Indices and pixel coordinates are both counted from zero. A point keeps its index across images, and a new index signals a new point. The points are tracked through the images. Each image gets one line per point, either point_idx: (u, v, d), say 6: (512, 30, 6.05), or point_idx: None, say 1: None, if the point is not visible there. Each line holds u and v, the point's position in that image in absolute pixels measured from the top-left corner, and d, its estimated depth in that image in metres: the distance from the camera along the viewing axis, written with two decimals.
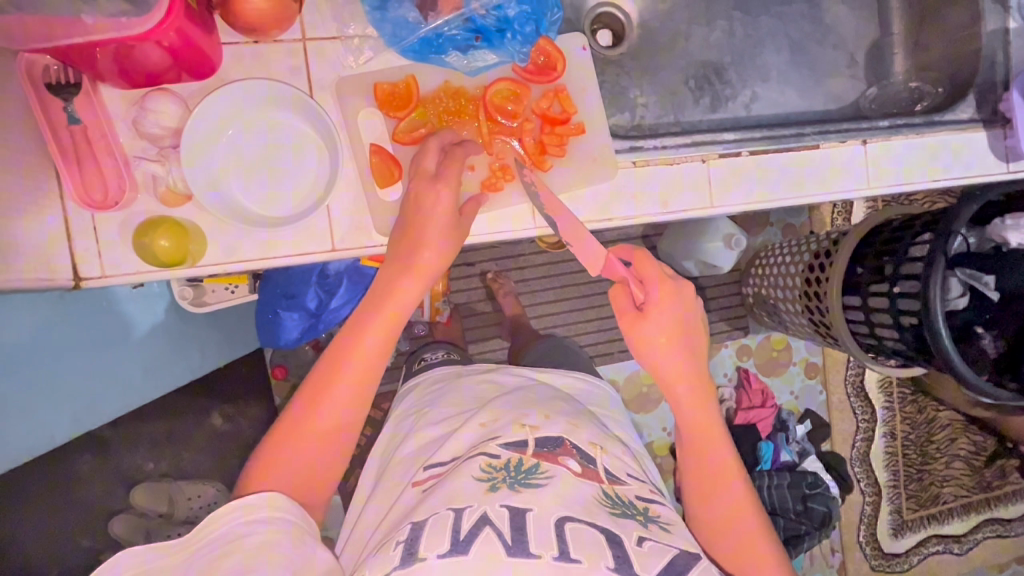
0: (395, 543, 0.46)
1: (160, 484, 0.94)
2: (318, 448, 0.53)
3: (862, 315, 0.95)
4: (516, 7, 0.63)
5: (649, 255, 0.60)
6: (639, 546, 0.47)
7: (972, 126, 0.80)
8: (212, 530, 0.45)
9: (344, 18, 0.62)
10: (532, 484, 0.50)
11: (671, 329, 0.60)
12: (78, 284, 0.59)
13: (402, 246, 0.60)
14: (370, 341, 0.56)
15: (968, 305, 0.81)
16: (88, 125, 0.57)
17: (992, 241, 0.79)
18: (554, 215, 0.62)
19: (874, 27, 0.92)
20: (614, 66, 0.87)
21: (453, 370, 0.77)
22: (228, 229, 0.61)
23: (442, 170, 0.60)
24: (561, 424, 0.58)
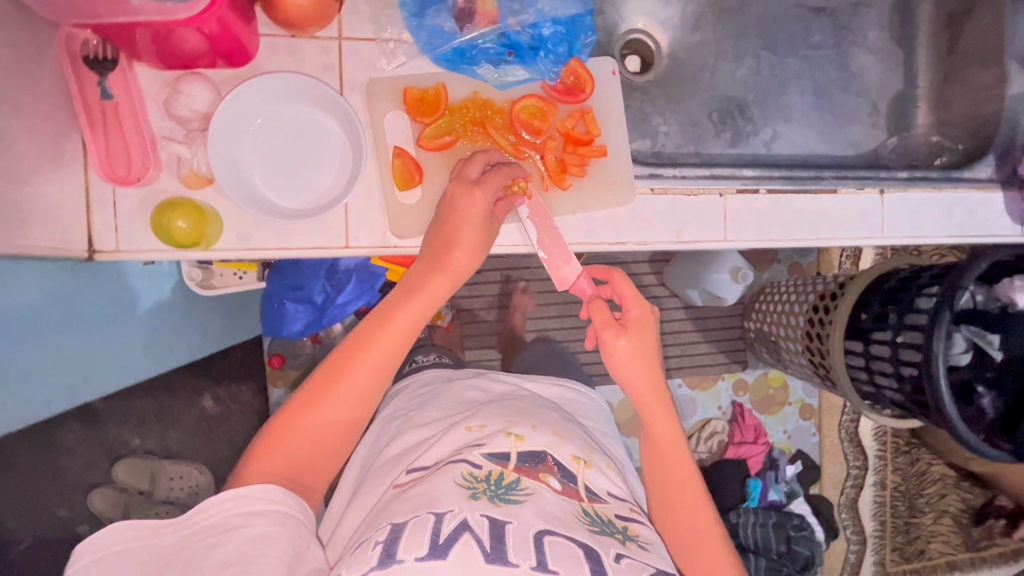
0: (374, 543, 0.45)
1: (140, 461, 1.01)
2: (322, 436, 0.56)
3: (863, 361, 0.95)
4: (551, 27, 0.66)
5: (622, 275, 0.62)
6: (616, 562, 0.47)
7: (989, 185, 0.80)
8: (209, 516, 0.46)
9: (381, 22, 0.63)
10: (511, 500, 0.49)
11: (647, 349, 0.62)
12: (91, 256, 0.59)
13: (438, 242, 0.61)
14: (388, 338, 0.57)
15: (969, 363, 0.81)
16: (120, 100, 0.57)
17: (1000, 299, 0.79)
18: (540, 224, 0.66)
19: (900, 78, 0.93)
20: (639, 93, 0.88)
21: (442, 375, 0.76)
22: (245, 215, 0.62)
23: (483, 179, 0.61)
24: (545, 434, 0.57)
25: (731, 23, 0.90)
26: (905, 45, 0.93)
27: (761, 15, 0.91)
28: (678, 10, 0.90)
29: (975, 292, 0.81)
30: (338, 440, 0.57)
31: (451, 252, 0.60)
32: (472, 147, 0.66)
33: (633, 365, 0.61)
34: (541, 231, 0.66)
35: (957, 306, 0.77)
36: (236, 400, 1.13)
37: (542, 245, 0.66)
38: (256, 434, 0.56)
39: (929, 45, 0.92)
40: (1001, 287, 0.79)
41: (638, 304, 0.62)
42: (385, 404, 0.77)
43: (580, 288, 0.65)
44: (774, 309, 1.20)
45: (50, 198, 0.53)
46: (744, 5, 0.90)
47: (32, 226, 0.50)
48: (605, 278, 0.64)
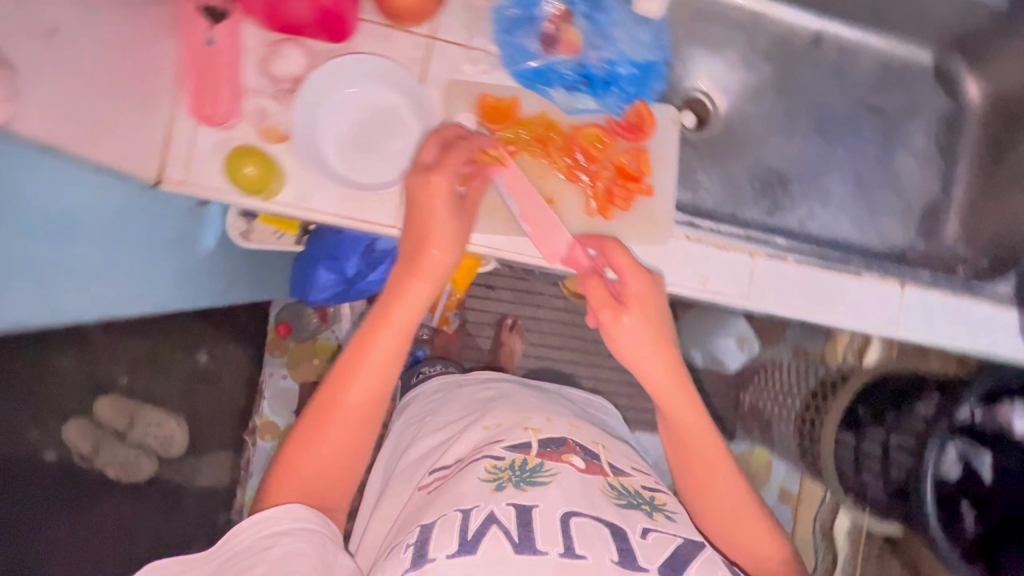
0: (406, 546, 0.51)
1: (129, 402, 1.09)
2: (336, 458, 0.60)
3: (852, 455, 0.97)
4: (627, 68, 0.72)
5: (617, 244, 0.65)
6: (643, 537, 0.51)
7: (1005, 305, 0.83)
8: (243, 539, 0.53)
9: (473, 30, 0.68)
10: (537, 482, 0.54)
11: (654, 322, 0.63)
12: (158, 182, 0.62)
13: (411, 244, 0.63)
14: (378, 358, 0.60)
15: (959, 479, 0.82)
16: (222, 49, 0.63)
17: (998, 420, 0.81)
18: (522, 199, 0.67)
19: (937, 187, 0.97)
20: (688, 147, 0.93)
21: (451, 381, 0.84)
22: (308, 176, 0.64)
23: (435, 163, 0.62)
24: (563, 426, 0.66)
25: (788, 101, 0.96)
26: (947, 156, 0.98)
27: (815, 101, 0.96)
28: (741, 79, 0.95)
29: (976, 409, 0.81)
30: (350, 457, 0.61)
31: (426, 250, 0.61)
32: (530, 161, 0.69)
33: (640, 343, 0.62)
34: (524, 201, 0.67)
35: (957, 421, 0.80)
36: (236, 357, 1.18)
37: (524, 220, 0.67)
38: (268, 468, 0.60)
39: (970, 160, 0.96)
40: (1000, 411, 0.81)
41: (635, 277, 0.64)
42: (402, 416, 0.83)
43: (574, 258, 0.66)
44: (773, 388, 1.26)
45: (140, 120, 0.57)
46: (803, 87, 0.96)
47: (114, 140, 0.54)
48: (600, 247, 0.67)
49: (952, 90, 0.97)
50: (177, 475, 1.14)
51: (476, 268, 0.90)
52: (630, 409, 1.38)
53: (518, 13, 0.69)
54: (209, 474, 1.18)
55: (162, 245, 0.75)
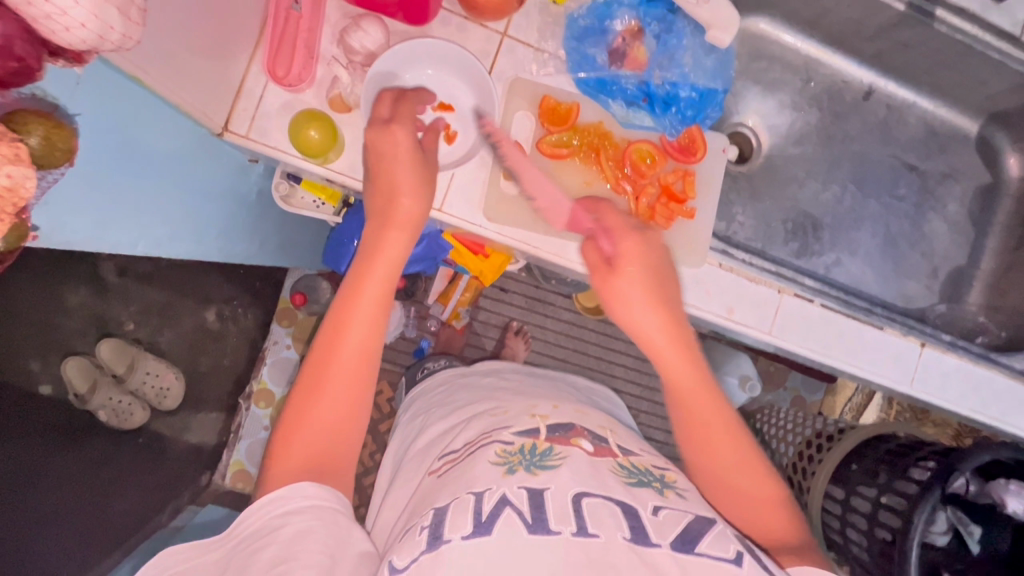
0: (420, 529, 0.51)
1: (125, 346, 1.18)
2: (329, 425, 0.55)
3: (840, 509, 0.97)
4: (688, 92, 0.71)
5: (609, 205, 0.65)
6: (655, 515, 0.51)
7: (1022, 377, 0.84)
8: (251, 523, 0.50)
9: (545, 34, 0.70)
10: (547, 465, 0.55)
11: (648, 279, 0.61)
12: (222, 133, 0.64)
13: (380, 201, 0.62)
14: (359, 312, 0.57)
15: (946, 547, 0.83)
16: (305, 14, 0.65)
17: (991, 497, 0.82)
18: (516, 167, 0.68)
19: (964, 255, 0.99)
20: (729, 180, 0.94)
21: (457, 372, 0.88)
22: (365, 147, 0.67)
23: (393, 113, 0.63)
24: (569, 412, 0.68)
25: (831, 150, 0.98)
26: (978, 227, 0.99)
27: (857, 153, 0.98)
28: (787, 121, 0.97)
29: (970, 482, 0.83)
30: (344, 422, 0.56)
31: (396, 202, 0.61)
32: (581, 167, 0.71)
33: (637, 301, 0.60)
34: (526, 174, 0.68)
35: (949, 488, 0.82)
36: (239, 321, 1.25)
37: (527, 187, 0.68)
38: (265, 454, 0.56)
39: (1000, 234, 0.98)
40: (996, 486, 0.81)
41: (626, 236, 0.63)
42: (413, 414, 0.83)
43: (576, 220, 0.68)
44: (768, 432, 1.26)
45: (219, 69, 0.58)
46: (847, 138, 0.98)
47: (193, 86, 0.55)
48: (597, 209, 0.66)
49: (992, 162, 0.99)
50: (164, 429, 1.21)
51: (504, 265, 0.89)
52: None
53: (590, 23, 0.70)
54: (198, 432, 1.24)
55: (216, 196, 0.77)
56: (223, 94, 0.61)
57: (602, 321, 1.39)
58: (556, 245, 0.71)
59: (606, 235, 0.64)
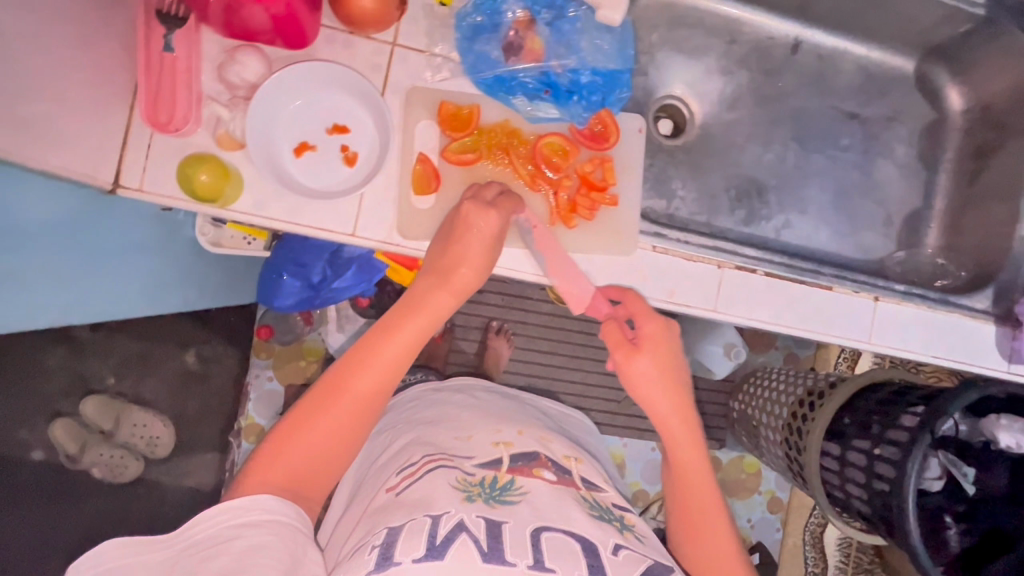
0: (370, 549, 0.50)
1: (113, 402, 1.17)
2: (320, 453, 0.55)
3: (837, 465, 0.95)
4: (590, 77, 0.71)
5: (636, 294, 0.66)
6: (614, 555, 0.52)
7: (983, 317, 0.82)
8: (204, 529, 0.48)
9: (435, 37, 0.67)
10: (506, 500, 0.55)
11: (668, 364, 0.64)
12: (113, 189, 0.61)
13: (442, 261, 0.62)
14: (390, 354, 0.58)
15: (941, 490, 0.80)
16: (179, 56, 0.62)
17: (983, 434, 0.78)
18: (545, 252, 0.68)
19: (918, 197, 0.96)
20: (665, 155, 0.91)
21: (425, 389, 0.83)
22: (265, 185, 0.64)
23: (495, 202, 0.63)
24: (535, 441, 0.67)
25: (768, 109, 0.94)
26: (929, 166, 0.96)
27: (795, 108, 0.95)
28: (718, 86, 0.94)
29: (960, 422, 0.80)
30: (336, 456, 0.57)
31: (458, 268, 0.61)
32: (492, 169, 0.68)
33: (652, 382, 0.63)
34: (551, 256, 0.68)
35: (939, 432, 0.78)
36: (218, 359, 1.22)
37: (551, 273, 0.68)
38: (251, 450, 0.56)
39: (952, 171, 0.95)
40: (986, 422, 0.77)
41: (651, 320, 0.64)
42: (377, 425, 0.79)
43: (596, 308, 0.69)
44: (761, 395, 1.24)
45: (89, 128, 0.56)
46: (782, 96, 0.95)
47: (69, 147, 0.54)
48: (619, 296, 0.68)
49: (935, 98, 0.95)
50: (161, 476, 1.20)
51: None
52: (619, 415, 1.37)
53: (480, 20, 0.68)
54: (196, 474, 1.21)
55: (123, 245, 0.81)
56: (105, 152, 0.59)
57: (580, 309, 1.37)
58: None
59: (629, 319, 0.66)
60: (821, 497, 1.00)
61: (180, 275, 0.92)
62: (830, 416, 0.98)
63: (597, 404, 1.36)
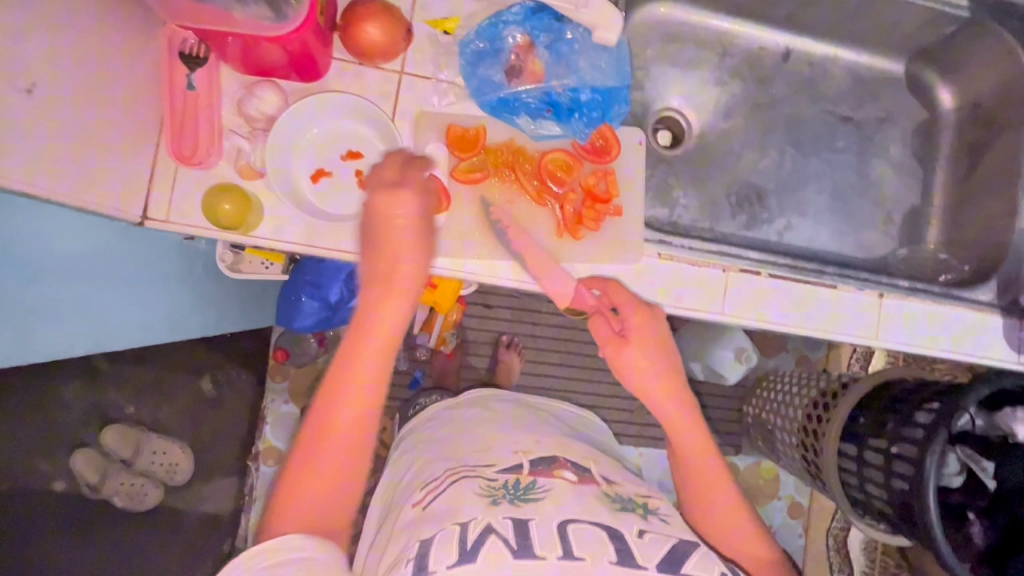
0: (406, 563, 0.52)
1: (130, 430, 1.19)
2: (326, 489, 0.56)
3: (855, 465, 0.95)
4: (589, 94, 0.74)
5: (619, 284, 0.69)
6: (639, 537, 0.53)
7: (989, 309, 0.83)
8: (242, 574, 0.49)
9: (440, 64, 0.71)
10: (530, 498, 0.56)
11: (658, 350, 0.65)
12: (143, 221, 0.65)
13: (379, 270, 0.59)
14: (359, 377, 0.56)
15: (961, 487, 0.80)
16: (201, 93, 0.66)
17: (1001, 428, 0.80)
18: (518, 245, 0.70)
19: (915, 195, 0.98)
20: (665, 165, 0.94)
21: (449, 404, 0.86)
22: (287, 212, 0.67)
23: (400, 177, 0.62)
24: (551, 446, 0.68)
25: (762, 117, 0.97)
26: (925, 165, 0.98)
27: (789, 115, 0.98)
28: (713, 97, 0.97)
29: (976, 417, 0.82)
30: (344, 486, 0.56)
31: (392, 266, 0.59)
32: (500, 186, 0.71)
33: (647, 370, 0.64)
34: (529, 253, 0.70)
35: (954, 427, 0.79)
36: (233, 383, 1.25)
37: (530, 268, 0.70)
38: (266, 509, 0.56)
39: (947, 168, 0.97)
40: (1002, 415, 0.80)
41: (634, 311, 0.66)
42: (401, 445, 0.82)
43: (580, 298, 0.69)
44: (774, 399, 1.25)
45: (120, 165, 0.60)
46: (775, 103, 0.98)
47: (101, 182, 0.57)
48: (603, 288, 0.70)
49: (925, 98, 0.98)
50: (181, 502, 1.22)
51: (457, 290, 0.89)
52: (633, 424, 1.38)
53: (483, 46, 0.71)
54: (214, 500, 1.23)
55: (145, 274, 0.84)
56: (134, 187, 0.63)
57: None
58: (487, 266, 0.70)
59: (613, 311, 0.67)
60: (840, 498, 1.00)
61: (200, 300, 0.95)
62: (843, 416, 0.98)
63: (611, 415, 1.37)
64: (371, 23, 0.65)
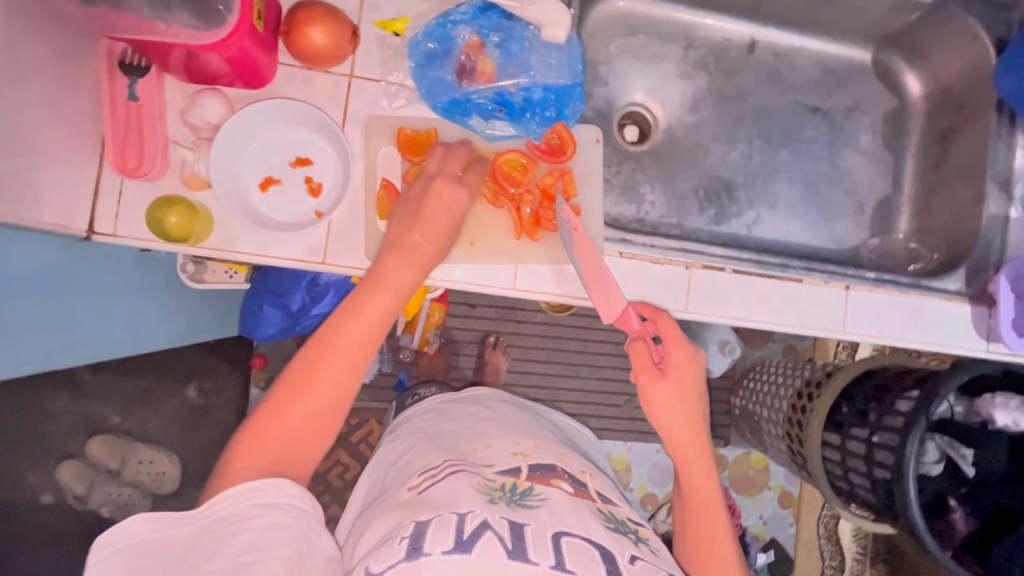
0: (399, 539, 0.51)
1: (116, 441, 1.17)
2: (303, 426, 0.55)
3: (839, 456, 0.94)
4: (542, 93, 0.73)
5: (668, 316, 0.67)
6: (631, 564, 0.52)
7: (958, 299, 0.82)
8: (226, 507, 0.49)
9: (389, 67, 0.69)
10: (527, 504, 0.55)
11: (688, 392, 0.65)
12: (89, 236, 0.64)
13: (397, 236, 0.63)
14: (367, 324, 0.58)
15: (941, 475, 0.79)
16: (144, 104, 0.64)
17: (980, 415, 0.78)
18: (584, 255, 0.69)
19: (887, 184, 0.97)
20: (632, 161, 0.93)
21: (427, 404, 0.83)
22: (236, 221, 0.66)
23: (465, 177, 0.66)
24: (551, 454, 0.67)
25: (729, 110, 0.96)
26: (894, 153, 0.98)
27: (756, 106, 0.97)
28: (679, 90, 0.96)
29: (955, 403, 0.80)
30: (322, 428, 0.56)
31: (410, 236, 0.63)
32: None
33: (673, 408, 0.64)
34: (525, 256, 0.71)
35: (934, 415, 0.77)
36: (218, 393, 1.25)
37: (588, 277, 0.69)
38: (237, 430, 0.55)
39: (918, 156, 0.96)
40: (982, 402, 0.76)
41: (679, 348, 0.65)
42: (392, 433, 0.81)
43: (626, 321, 0.68)
44: (759, 390, 1.25)
45: (62, 182, 0.59)
46: (743, 95, 0.97)
47: (41, 199, 0.56)
48: (648, 315, 0.69)
49: (894, 86, 0.97)
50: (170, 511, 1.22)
51: None
52: (619, 420, 1.37)
53: (432, 47, 0.70)
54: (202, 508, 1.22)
55: (104, 288, 0.83)
56: (78, 202, 0.62)
57: (575, 316, 1.37)
58: (444, 270, 0.70)
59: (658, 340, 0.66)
60: (825, 488, 1.00)
61: (166, 311, 0.95)
62: (826, 407, 0.97)
63: (597, 411, 1.37)
64: (316, 27, 0.64)
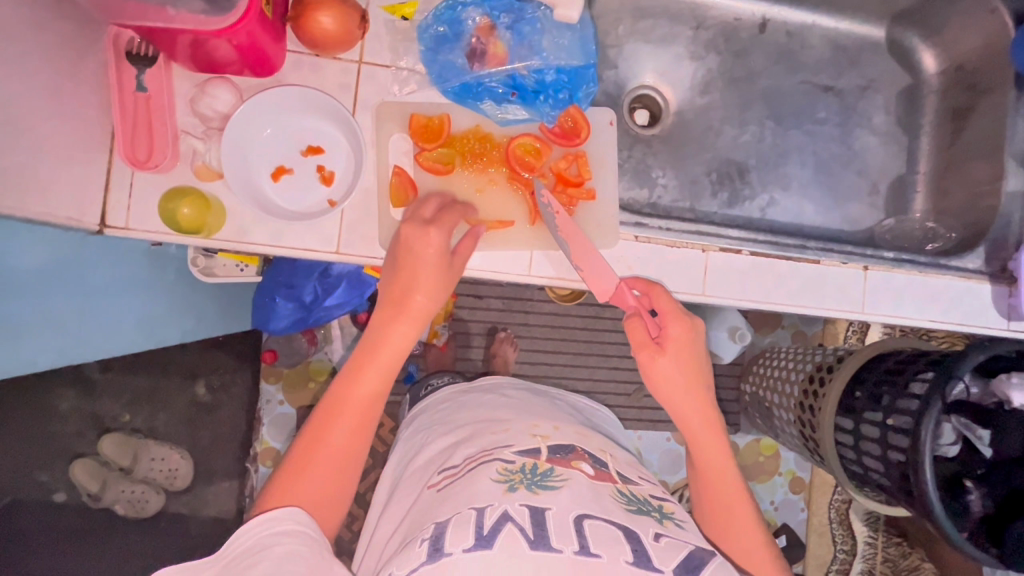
0: (420, 542, 0.51)
1: (127, 438, 1.17)
2: (320, 496, 0.54)
3: (852, 440, 0.93)
4: (554, 75, 0.72)
5: (662, 289, 0.67)
6: (656, 541, 0.52)
7: (977, 277, 0.81)
8: (242, 543, 0.47)
9: (399, 52, 0.68)
10: (547, 485, 0.55)
11: (691, 365, 0.64)
12: (102, 230, 0.64)
13: (396, 287, 0.61)
14: (366, 389, 0.57)
15: (957, 457, 0.78)
16: (153, 94, 0.64)
17: (997, 395, 0.78)
18: (568, 239, 0.68)
19: (901, 163, 0.95)
20: (643, 145, 0.92)
21: (444, 395, 0.83)
22: (247, 211, 0.65)
23: (436, 218, 0.63)
24: (570, 436, 0.66)
25: (740, 91, 0.95)
26: (909, 131, 0.96)
27: (768, 87, 0.95)
28: (689, 72, 0.94)
29: (971, 385, 0.81)
30: (338, 493, 0.55)
31: (410, 290, 0.61)
32: (467, 179, 0.70)
33: (676, 381, 0.63)
34: (538, 243, 0.70)
35: (950, 396, 0.76)
36: (228, 390, 1.25)
37: (577, 262, 0.68)
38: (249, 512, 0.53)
39: (932, 134, 0.95)
40: (997, 383, 0.77)
41: (675, 321, 0.64)
42: (412, 423, 0.81)
43: (621, 297, 0.67)
44: (770, 375, 1.24)
45: (72, 175, 0.58)
46: (754, 75, 0.95)
47: (53, 193, 0.55)
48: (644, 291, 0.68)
49: (908, 63, 0.96)
50: (183, 507, 1.22)
51: None
52: (630, 408, 1.37)
53: (442, 30, 0.69)
54: (215, 504, 1.22)
55: (112, 283, 0.83)
56: (90, 195, 0.61)
57: (583, 305, 1.36)
58: None
59: (652, 317, 0.66)
60: (839, 472, 0.99)
61: (176, 306, 0.94)
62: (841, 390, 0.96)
63: (608, 400, 1.36)
64: (324, 12, 0.62)
